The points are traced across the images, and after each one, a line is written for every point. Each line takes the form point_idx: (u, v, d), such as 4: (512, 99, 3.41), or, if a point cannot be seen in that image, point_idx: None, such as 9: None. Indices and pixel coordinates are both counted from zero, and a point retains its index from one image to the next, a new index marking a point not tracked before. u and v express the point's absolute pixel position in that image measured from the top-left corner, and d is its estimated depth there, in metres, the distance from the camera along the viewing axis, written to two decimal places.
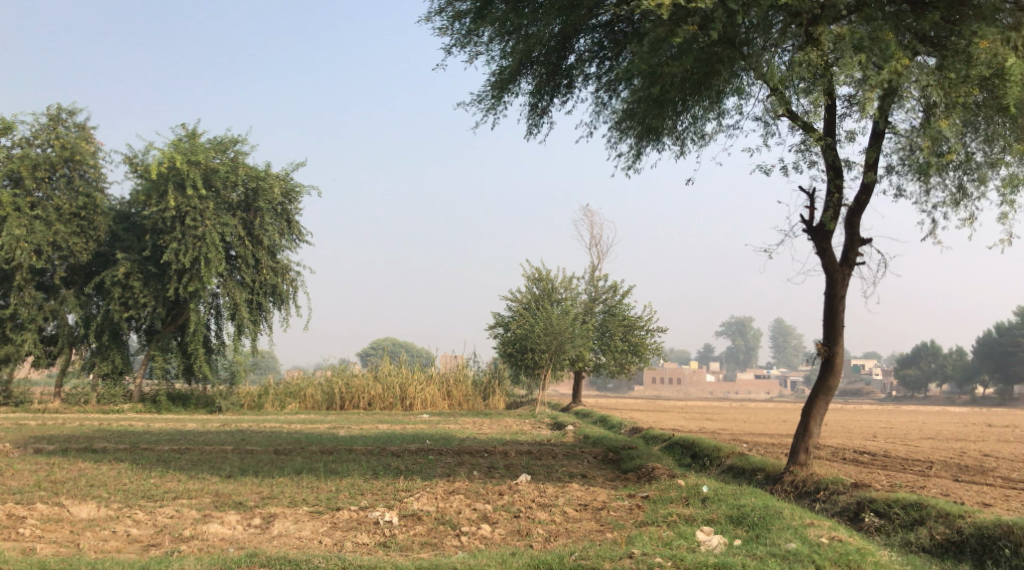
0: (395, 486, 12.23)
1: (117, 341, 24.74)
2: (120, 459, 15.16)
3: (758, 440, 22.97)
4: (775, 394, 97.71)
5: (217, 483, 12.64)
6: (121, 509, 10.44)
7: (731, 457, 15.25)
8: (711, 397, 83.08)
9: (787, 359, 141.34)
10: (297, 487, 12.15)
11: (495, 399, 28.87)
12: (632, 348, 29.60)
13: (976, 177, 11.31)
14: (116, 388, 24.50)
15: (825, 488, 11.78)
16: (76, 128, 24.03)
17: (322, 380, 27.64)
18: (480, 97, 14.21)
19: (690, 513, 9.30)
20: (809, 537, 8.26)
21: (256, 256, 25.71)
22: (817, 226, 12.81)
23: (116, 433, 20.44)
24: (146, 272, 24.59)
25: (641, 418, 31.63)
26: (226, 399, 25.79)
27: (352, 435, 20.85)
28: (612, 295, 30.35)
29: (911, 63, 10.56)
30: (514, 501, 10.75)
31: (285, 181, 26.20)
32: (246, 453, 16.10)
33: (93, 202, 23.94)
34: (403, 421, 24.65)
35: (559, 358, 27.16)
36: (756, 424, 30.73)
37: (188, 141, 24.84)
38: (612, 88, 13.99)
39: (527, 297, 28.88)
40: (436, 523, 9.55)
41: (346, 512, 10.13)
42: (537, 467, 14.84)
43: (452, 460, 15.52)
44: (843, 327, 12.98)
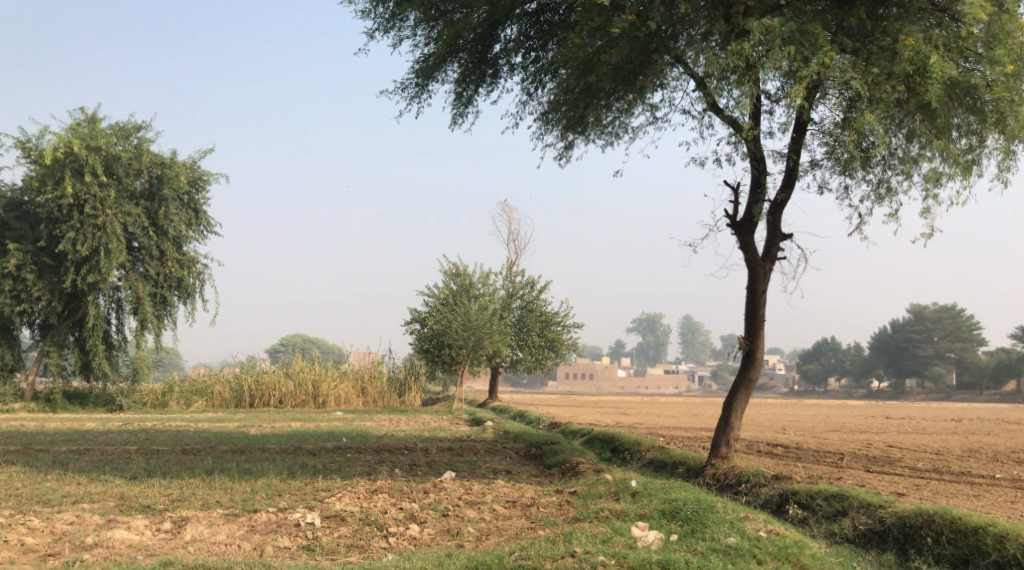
0: (314, 486, 11.80)
1: (8, 337, 23.59)
2: (15, 462, 14.31)
3: (675, 434, 23.10)
4: (683, 389, 99.50)
5: (122, 485, 12.00)
6: (16, 516, 9.77)
7: (651, 451, 15.24)
8: (621, 392, 84.16)
9: (695, 355, 144.08)
10: (209, 488, 11.62)
11: (411, 395, 28.29)
12: (549, 344, 29.52)
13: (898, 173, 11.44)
14: (6, 386, 23.46)
15: (747, 481, 11.80)
16: None
17: (230, 378, 26.77)
18: (404, 85, 13.88)
19: (620, 508, 9.13)
20: (748, 531, 8.19)
21: (160, 247, 24.79)
22: (739, 220, 12.81)
23: (12, 434, 19.37)
24: (40, 264, 23.44)
25: (557, 413, 31.59)
26: (128, 397, 24.77)
27: (264, 433, 20.20)
28: (529, 291, 30.23)
29: (837, 57, 10.60)
30: (440, 500, 10.45)
31: (192, 170, 25.25)
32: (153, 454, 15.40)
33: None
34: (317, 419, 24.07)
35: (477, 354, 26.90)
36: (671, 419, 30.99)
37: (88, 126, 23.71)
38: (538, 79, 13.81)
39: (444, 292, 28.51)
40: (360, 524, 9.18)
41: (264, 514, 9.68)
42: (459, 464, 14.57)
43: (371, 458, 15.11)
44: (764, 320, 13.02)
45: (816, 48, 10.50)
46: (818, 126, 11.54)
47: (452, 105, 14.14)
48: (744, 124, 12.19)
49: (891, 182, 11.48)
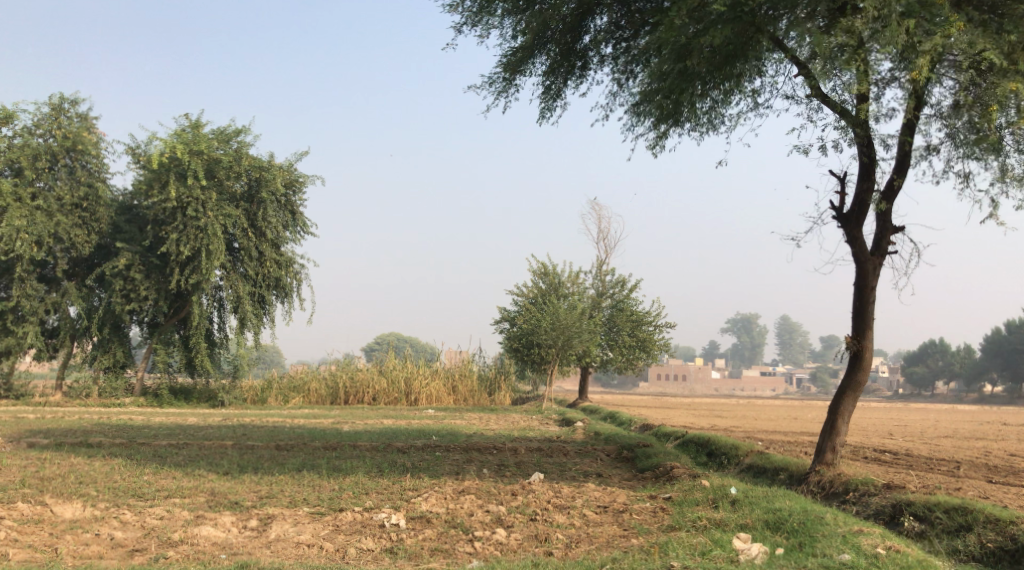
0: (401, 485, 11.57)
1: (119, 334, 24.17)
2: (114, 455, 14.50)
3: (774, 438, 22.23)
4: (781, 391, 97.09)
5: (213, 481, 11.99)
6: (109, 509, 9.77)
7: (750, 456, 14.59)
8: (716, 394, 82.59)
9: (793, 357, 140.54)
10: (297, 486, 11.50)
11: (501, 394, 28.07)
12: (641, 344, 28.88)
13: None
14: (117, 381, 23.91)
15: (855, 489, 11.09)
16: (78, 118, 23.46)
17: (326, 374, 27.02)
18: (491, 80, 13.56)
19: (719, 517, 8.59)
20: (864, 548, 7.56)
21: (259, 248, 25.01)
22: (846, 213, 12.10)
23: (116, 427, 19.81)
24: (148, 264, 24.01)
25: (650, 414, 30.90)
26: (229, 394, 25.10)
27: (356, 430, 20.21)
28: (620, 290, 29.66)
29: (965, 27, 9.81)
30: (529, 503, 10.07)
31: (289, 171, 25.43)
32: (246, 449, 15.45)
33: (95, 193, 23.34)
34: (409, 416, 24.02)
35: (567, 353, 26.48)
36: (768, 422, 29.96)
37: (191, 132, 24.08)
38: (629, 70, 13.32)
39: (533, 292, 28.18)
40: (446, 527, 8.87)
41: (350, 513, 9.46)
42: (550, 466, 14.18)
43: (460, 458, 14.85)
44: (873, 319, 12.26)
45: (940, 19, 9.77)
46: (940, 107, 10.78)
47: (540, 98, 13.76)
48: (851, 112, 11.49)
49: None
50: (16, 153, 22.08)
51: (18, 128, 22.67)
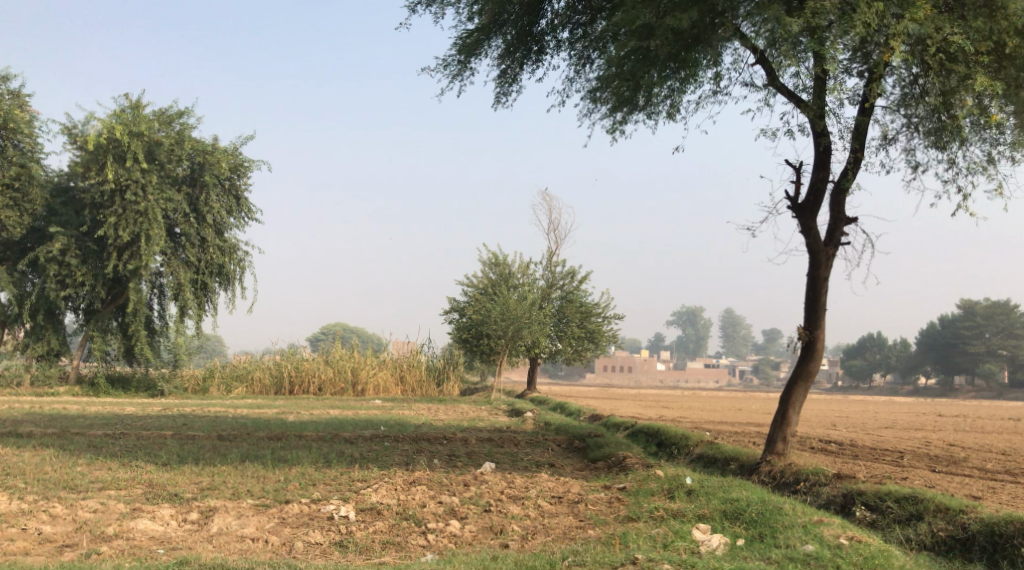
0: (349, 476, 11.26)
1: (53, 321, 23.43)
2: (47, 446, 13.96)
3: (722, 429, 22.30)
4: (724, 383, 98.20)
5: (151, 472, 11.57)
6: (38, 501, 9.33)
7: (700, 447, 14.56)
8: (661, 385, 83.19)
9: (737, 349, 142.28)
10: (241, 477, 11.14)
11: (449, 385, 27.79)
12: (590, 335, 28.81)
13: (994, 144, 10.62)
14: (51, 369, 23.25)
15: (805, 479, 11.06)
16: (11, 96, 22.64)
17: (271, 364, 26.52)
18: (445, 62, 13.28)
19: (677, 507, 8.45)
20: (828, 538, 7.49)
21: (201, 234, 24.40)
22: (801, 203, 12.05)
23: (50, 417, 19.14)
24: (84, 249, 23.28)
25: (599, 406, 30.88)
26: (169, 382, 24.47)
27: (301, 420, 19.80)
28: (570, 280, 29.56)
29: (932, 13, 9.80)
30: (482, 494, 9.85)
31: (233, 155, 24.82)
32: (187, 439, 14.99)
33: (28, 173, 22.50)
34: (355, 406, 23.64)
35: (515, 344, 26.31)
36: (715, 413, 30.12)
37: (131, 112, 23.21)
38: (586, 56, 13.13)
39: (483, 282, 27.92)
40: (396, 519, 8.61)
41: (296, 504, 9.15)
42: (501, 456, 14.00)
43: (409, 448, 14.58)
44: (825, 310, 12.25)
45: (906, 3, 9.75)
46: (900, 96, 10.79)
47: (495, 83, 13.51)
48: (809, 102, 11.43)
49: (990, 152, 10.66)
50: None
51: None
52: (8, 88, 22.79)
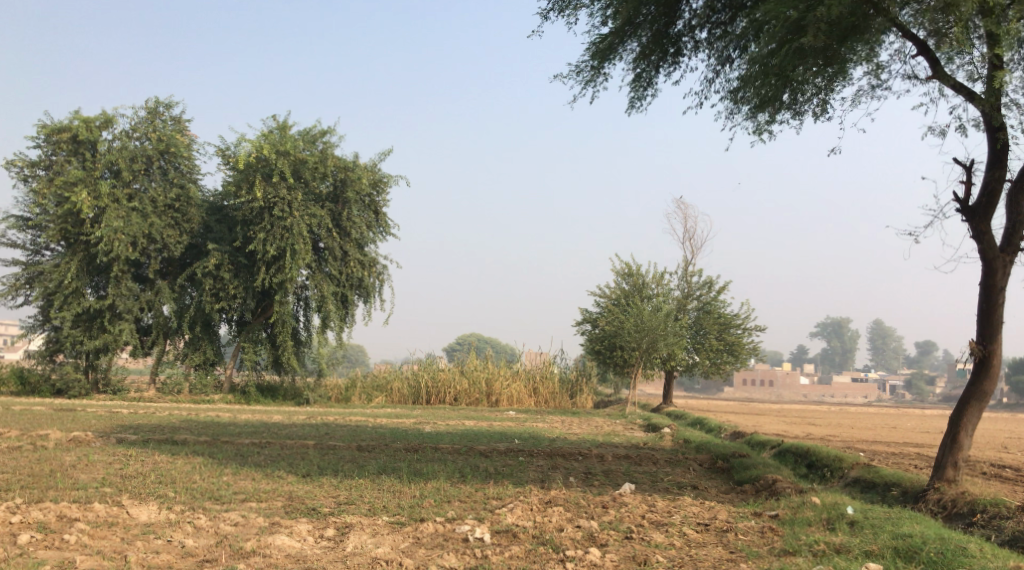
0: (485, 493, 10.94)
1: (209, 332, 24.21)
2: (197, 454, 14.23)
3: (875, 448, 21.01)
4: (873, 397, 93.67)
5: (291, 484, 11.56)
6: (184, 511, 9.34)
7: (856, 470, 13.61)
8: (805, 400, 80.12)
9: (887, 363, 135.63)
10: (377, 491, 10.98)
11: (583, 397, 27.29)
12: (728, 348, 27.76)
13: None
14: (207, 378, 24.03)
15: (983, 511, 10.06)
16: (172, 120, 23.60)
17: (409, 374, 26.71)
18: (578, 68, 12.92)
19: (838, 542, 7.71)
20: None
21: (343, 248, 24.72)
22: (972, 205, 11.02)
23: (203, 424, 19.71)
24: (236, 263, 23.98)
25: (739, 421, 29.73)
26: (314, 392, 24.96)
27: (438, 431, 19.73)
28: (707, 291, 28.59)
29: None
30: (623, 518, 9.31)
31: (373, 171, 25.09)
32: (327, 450, 15.04)
33: (186, 194, 23.49)
34: (491, 418, 23.48)
35: (651, 356, 25.59)
36: (865, 431, 28.50)
37: (279, 133, 24.00)
38: (726, 57, 12.50)
39: (616, 293, 27.29)
40: (534, 543, 8.19)
41: (431, 523, 8.86)
42: (641, 476, 13.43)
43: (545, 464, 14.17)
44: (1001, 323, 11.16)
45: None
46: None
47: (630, 88, 13.01)
48: (981, 93, 10.49)
49: None
50: (114, 155, 22.23)
51: (116, 132, 22.86)
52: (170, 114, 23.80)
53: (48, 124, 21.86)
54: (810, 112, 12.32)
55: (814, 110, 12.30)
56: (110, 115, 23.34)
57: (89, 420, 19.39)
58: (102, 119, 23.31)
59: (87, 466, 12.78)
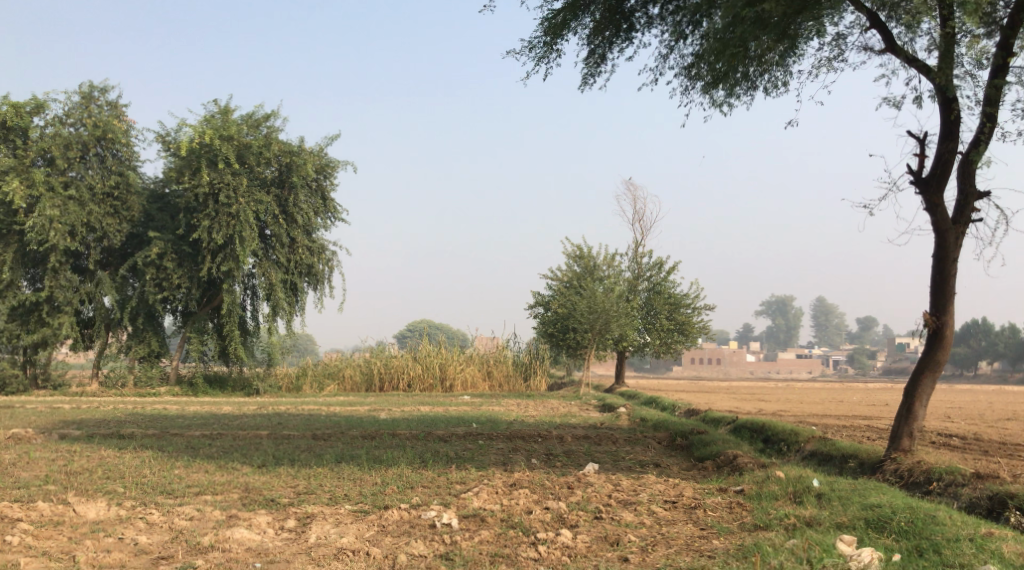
0: (447, 478, 10.77)
1: (153, 324, 23.61)
2: (146, 447, 13.84)
3: (828, 422, 21.27)
4: (819, 372, 95.29)
5: (247, 475, 11.27)
6: (135, 507, 9.01)
7: (812, 444, 13.72)
8: (753, 377, 81.16)
9: (831, 339, 137.99)
10: (336, 479, 10.74)
11: (536, 379, 27.21)
12: (679, 327, 27.87)
13: None
14: (153, 370, 23.49)
15: (942, 479, 10.16)
16: (108, 106, 22.91)
17: (360, 361, 26.38)
18: (531, 44, 12.73)
19: (809, 515, 7.71)
20: (1002, 552, 6.77)
21: (291, 235, 24.25)
22: (925, 177, 11.08)
23: (152, 417, 19.22)
24: (180, 252, 23.40)
25: (692, 399, 29.92)
26: (264, 381, 24.53)
27: (394, 417, 19.49)
28: (657, 271, 28.68)
29: None
30: (589, 498, 9.21)
31: (319, 156, 24.63)
32: (282, 439, 14.74)
33: (126, 182, 22.86)
34: (446, 403, 23.29)
35: (604, 338, 25.84)
36: (815, 405, 28.87)
37: (221, 117, 23.40)
38: (679, 32, 12.41)
39: (567, 275, 27.18)
40: (503, 527, 8.05)
41: (396, 510, 8.66)
42: (601, 455, 13.37)
43: (504, 447, 14.03)
44: (954, 293, 11.26)
45: None
46: None
47: (583, 65, 12.86)
48: (935, 66, 10.53)
49: None
50: (47, 143, 21.54)
51: (49, 118, 22.11)
52: (106, 99, 23.08)
53: None
54: (764, 88, 12.30)
55: (768, 86, 12.29)
56: (43, 101, 22.54)
57: (31, 417, 18.81)
58: (34, 105, 22.52)
59: (30, 464, 12.33)
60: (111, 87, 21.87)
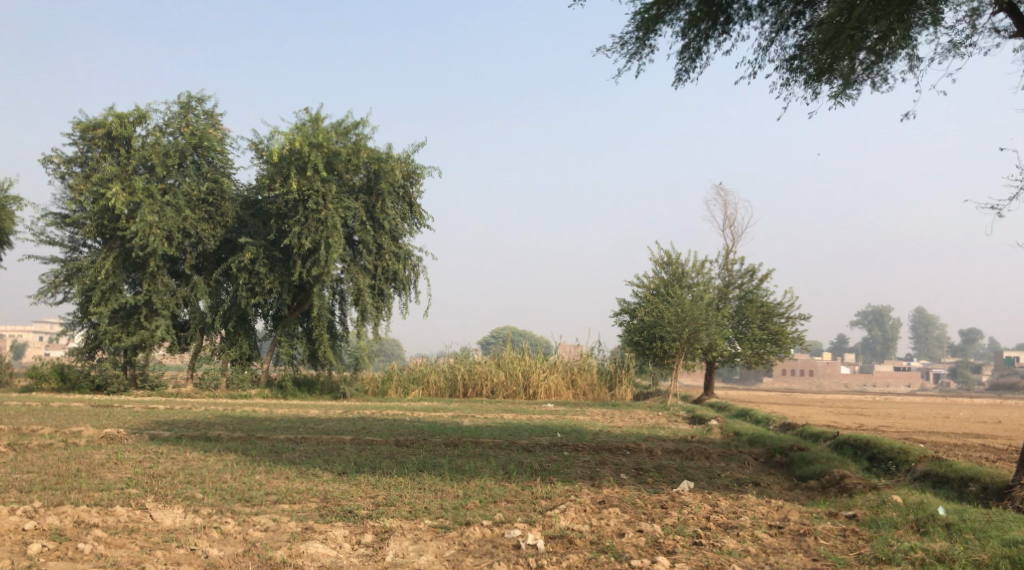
0: (532, 492, 10.20)
1: (244, 327, 23.77)
2: (231, 451, 13.63)
3: (935, 440, 20.00)
4: (917, 386, 91.63)
5: (327, 483, 10.88)
6: (210, 515, 8.67)
7: (924, 465, 12.69)
8: (847, 390, 78.53)
9: (929, 351, 132.91)
10: (417, 490, 10.26)
11: (622, 389, 26.43)
12: (772, 337, 26.74)
13: None
14: (244, 373, 23.48)
15: None
16: (205, 115, 23.07)
17: (445, 367, 26.01)
18: (622, 40, 12.09)
19: (940, 550, 7.04)
20: None
21: (378, 241, 24.07)
22: None
23: (239, 419, 19.15)
24: (271, 258, 23.37)
25: (785, 412, 28.70)
26: (351, 385, 24.31)
27: (478, 424, 19.01)
28: (749, 280, 27.62)
29: None
30: (687, 520, 8.50)
31: (406, 163, 24.34)
32: (365, 445, 14.37)
33: (220, 188, 22.97)
34: (530, 411, 22.74)
35: (693, 347, 24.75)
36: (918, 421, 27.35)
37: (312, 124, 23.34)
38: (780, 24, 11.63)
39: (654, 282, 26.33)
40: (592, 552, 7.45)
41: (477, 528, 8.13)
42: (695, 471, 12.62)
43: (592, 459, 13.37)
44: None
45: None
46: None
47: (677, 61, 12.16)
48: None
49: None
50: (148, 152, 21.76)
51: (149, 127, 22.34)
52: (202, 109, 23.26)
53: (83, 120, 21.42)
54: (872, 83, 11.41)
55: (877, 80, 11.39)
56: (143, 111, 22.85)
57: (125, 416, 18.95)
58: (135, 115, 22.80)
59: (115, 465, 12.19)
60: (208, 96, 22.09)
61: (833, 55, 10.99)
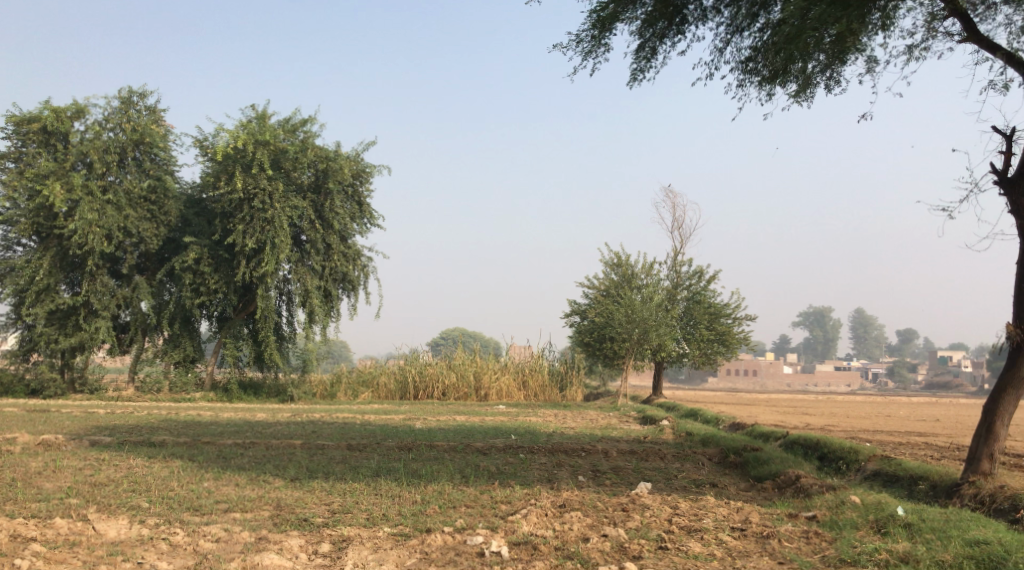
0: (491, 496, 10.06)
1: (189, 328, 23.22)
2: (176, 456, 13.26)
3: (882, 439, 20.32)
4: (857, 386, 93.33)
5: (279, 490, 10.61)
6: (158, 525, 8.37)
7: (875, 463, 12.83)
8: (789, 391, 79.65)
9: (869, 352, 135.48)
10: (373, 496, 10.06)
11: (572, 389, 26.40)
12: (720, 338, 26.92)
13: None
14: (188, 376, 22.99)
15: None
16: (147, 111, 22.52)
17: (395, 369, 25.74)
18: (578, 38, 11.99)
19: (904, 550, 7.26)
20: None
21: (327, 241, 23.69)
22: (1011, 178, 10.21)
23: (185, 423, 18.72)
24: (216, 258, 22.88)
25: (733, 412, 28.92)
26: (298, 388, 23.91)
27: (430, 427, 18.81)
28: (697, 281, 27.81)
29: None
30: (649, 523, 8.45)
31: (355, 161, 24.02)
32: (316, 450, 14.09)
33: (163, 186, 22.52)
34: (481, 412, 22.60)
35: (642, 347, 24.80)
36: (863, 420, 27.78)
37: (258, 123, 22.93)
38: (735, 25, 11.64)
39: (604, 283, 26.38)
40: (559, 558, 7.48)
41: (439, 534, 8.00)
42: (651, 473, 12.59)
43: (548, 462, 13.26)
44: None
45: None
46: None
47: (633, 61, 12.12)
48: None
49: None
50: (87, 147, 21.14)
51: (88, 123, 21.77)
52: (144, 105, 22.65)
53: (18, 114, 20.77)
54: (826, 85, 11.49)
55: (831, 83, 11.46)
56: (82, 106, 22.19)
57: (64, 421, 18.39)
58: (73, 110, 22.19)
59: (55, 473, 11.76)
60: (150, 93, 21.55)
61: (789, 58, 11.01)
